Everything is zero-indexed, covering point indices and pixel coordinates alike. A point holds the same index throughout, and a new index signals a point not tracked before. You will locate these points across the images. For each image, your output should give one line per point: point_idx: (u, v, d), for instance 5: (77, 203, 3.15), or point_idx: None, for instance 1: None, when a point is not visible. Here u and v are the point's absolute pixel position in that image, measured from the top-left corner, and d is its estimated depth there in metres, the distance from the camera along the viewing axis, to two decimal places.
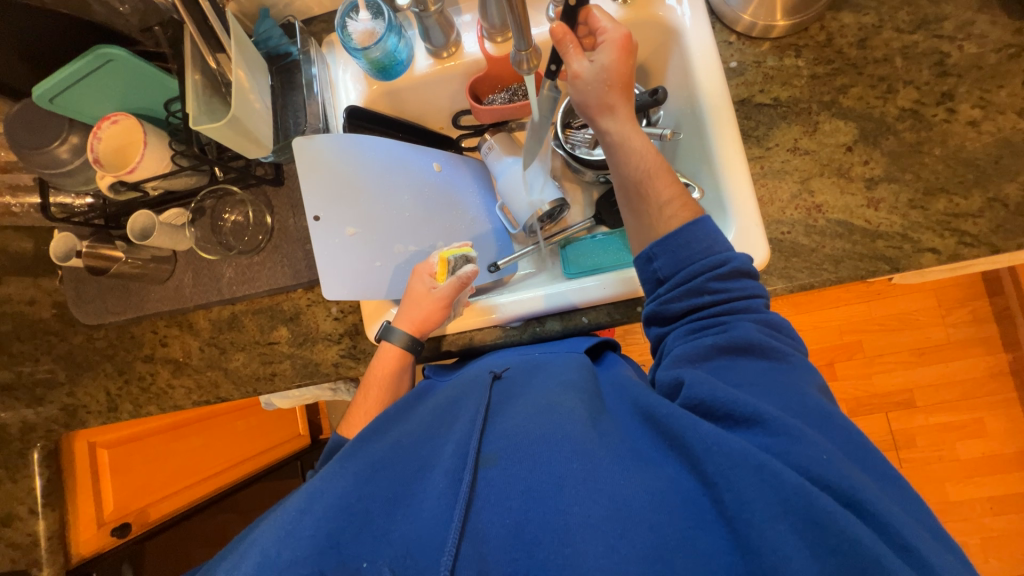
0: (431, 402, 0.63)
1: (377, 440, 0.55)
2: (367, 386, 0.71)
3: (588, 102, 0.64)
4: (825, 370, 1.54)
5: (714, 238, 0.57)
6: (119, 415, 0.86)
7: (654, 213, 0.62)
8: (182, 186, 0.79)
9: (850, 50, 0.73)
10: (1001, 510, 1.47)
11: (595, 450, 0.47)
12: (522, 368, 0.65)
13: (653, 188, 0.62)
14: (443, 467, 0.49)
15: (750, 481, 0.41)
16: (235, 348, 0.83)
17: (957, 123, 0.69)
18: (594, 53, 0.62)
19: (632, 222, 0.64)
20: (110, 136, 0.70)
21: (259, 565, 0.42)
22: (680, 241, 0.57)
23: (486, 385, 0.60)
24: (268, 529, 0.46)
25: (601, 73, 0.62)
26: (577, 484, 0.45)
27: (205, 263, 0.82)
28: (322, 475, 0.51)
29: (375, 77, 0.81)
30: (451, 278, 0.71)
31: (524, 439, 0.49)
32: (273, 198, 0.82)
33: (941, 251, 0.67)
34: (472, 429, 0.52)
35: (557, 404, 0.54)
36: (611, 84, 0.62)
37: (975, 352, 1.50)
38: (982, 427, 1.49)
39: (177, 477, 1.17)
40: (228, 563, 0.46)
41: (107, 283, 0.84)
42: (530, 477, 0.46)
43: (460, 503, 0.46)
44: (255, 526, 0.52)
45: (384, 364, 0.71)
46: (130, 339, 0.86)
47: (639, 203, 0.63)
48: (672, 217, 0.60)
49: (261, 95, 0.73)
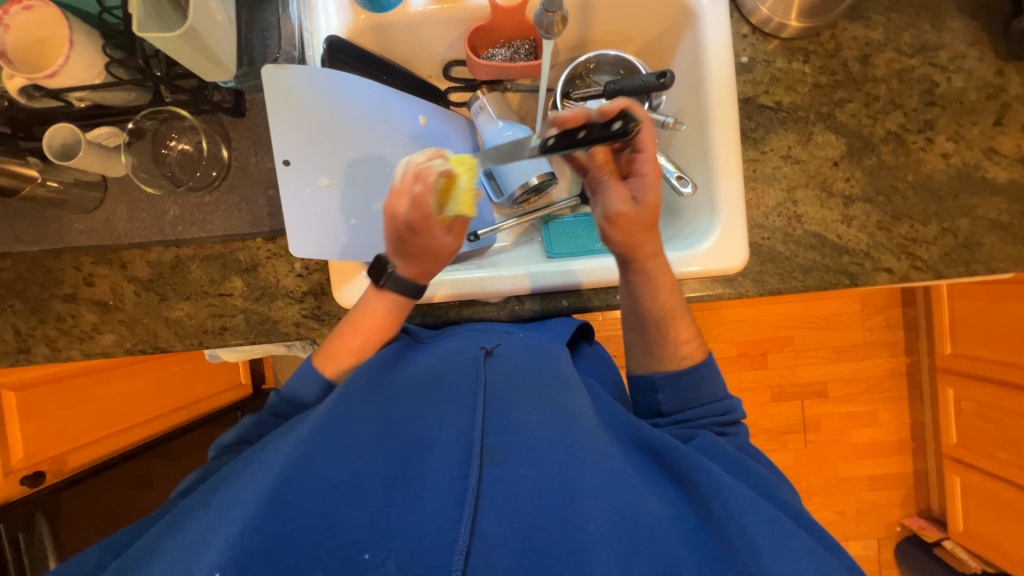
0: (413, 371, 0.62)
1: (371, 415, 0.53)
2: (356, 324, 0.65)
3: (628, 241, 0.62)
4: (758, 359, 1.68)
5: (717, 384, 0.64)
6: (31, 359, 0.75)
7: (669, 347, 0.64)
8: (118, 101, 0.66)
9: (854, 64, 0.74)
10: (877, 486, 1.73)
11: (604, 465, 0.49)
12: (515, 348, 0.65)
13: (674, 328, 0.64)
14: (444, 455, 0.48)
15: (750, 516, 0.45)
16: (178, 296, 0.74)
17: (932, 153, 0.73)
18: (637, 189, 0.62)
19: (640, 347, 0.66)
20: (21, 25, 0.56)
21: (243, 529, 0.40)
22: (689, 382, 0.63)
23: (479, 364, 0.59)
24: (252, 490, 0.44)
25: (642, 214, 0.61)
26: (587, 497, 0.46)
27: (144, 196, 0.71)
28: (310, 438, 0.48)
29: (363, 6, 0.71)
30: (456, 219, 0.63)
31: (531, 442, 0.50)
32: (231, 130, 0.72)
33: (895, 272, 0.72)
34: (475, 420, 0.51)
35: (564, 410, 0.55)
36: (649, 223, 0.62)
37: (883, 353, 1.69)
38: (875, 418, 1.72)
39: (98, 424, 1.08)
40: (198, 520, 0.43)
41: (13, 205, 0.71)
42: (539, 482, 0.47)
43: (468, 500, 0.44)
44: (226, 479, 0.48)
45: (382, 308, 0.65)
46: (47, 275, 0.74)
47: (657, 336, 0.65)
48: (685, 357, 0.64)
49: (225, 6, 0.61)
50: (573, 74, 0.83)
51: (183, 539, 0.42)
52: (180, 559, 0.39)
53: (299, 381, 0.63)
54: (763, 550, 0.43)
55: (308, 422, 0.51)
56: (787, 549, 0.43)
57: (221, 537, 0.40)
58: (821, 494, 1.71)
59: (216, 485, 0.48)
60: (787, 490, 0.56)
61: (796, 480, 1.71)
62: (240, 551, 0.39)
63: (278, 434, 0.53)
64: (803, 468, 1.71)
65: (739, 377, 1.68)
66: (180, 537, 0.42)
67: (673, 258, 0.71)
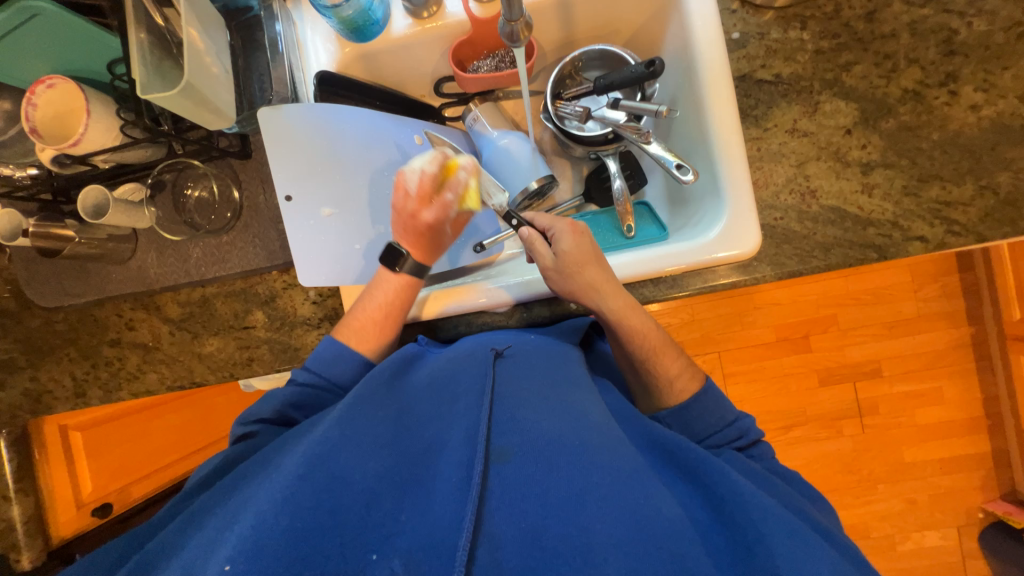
0: (424, 376, 0.62)
1: (381, 417, 0.53)
2: (370, 309, 0.68)
3: (569, 287, 0.65)
4: (800, 343, 1.58)
5: (724, 409, 0.65)
6: (88, 401, 0.81)
7: (666, 386, 0.67)
8: (136, 158, 0.72)
9: (858, 23, 0.70)
10: (950, 469, 1.58)
11: (616, 463, 0.48)
12: (525, 349, 0.64)
13: (661, 366, 0.67)
14: (453, 457, 0.49)
15: (766, 520, 0.46)
16: (208, 332, 0.79)
17: (959, 106, 0.67)
18: (555, 241, 0.68)
19: (642, 387, 0.70)
20: (47, 101, 0.62)
21: (256, 527, 0.40)
22: (695, 413, 0.64)
23: (488, 364, 0.58)
24: (266, 490, 0.44)
25: (566, 257, 0.66)
26: (598, 497, 0.45)
27: (170, 243, 0.77)
28: (323, 439, 0.48)
29: (348, 38, 0.74)
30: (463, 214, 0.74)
31: (542, 442, 0.49)
32: (240, 172, 0.76)
33: (930, 240, 0.67)
34: (480, 418, 0.51)
35: (574, 409, 0.54)
36: (580, 262, 0.65)
37: (942, 325, 1.56)
38: (940, 395, 1.58)
39: (157, 455, 1.19)
40: (213, 520, 0.45)
41: (61, 263, 0.78)
42: (546, 482, 0.46)
43: (472, 499, 0.44)
44: (242, 479, 0.49)
45: (390, 295, 0.69)
46: (94, 323, 0.80)
47: (649, 375, 0.68)
48: (682, 391, 0.66)
49: (219, 58, 0.66)
50: (562, 74, 0.82)
51: (199, 537, 0.43)
52: (197, 558, 0.40)
53: (325, 355, 0.65)
54: (774, 546, 0.44)
55: (322, 423, 0.52)
56: (802, 547, 0.44)
57: (235, 535, 0.40)
58: (887, 482, 1.58)
59: (233, 484, 0.49)
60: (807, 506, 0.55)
61: (857, 468, 1.59)
62: (252, 547, 0.39)
63: (295, 435, 0.53)
64: (864, 455, 1.59)
65: (781, 363, 1.59)
66: (195, 537, 0.43)
67: (678, 252, 0.68)
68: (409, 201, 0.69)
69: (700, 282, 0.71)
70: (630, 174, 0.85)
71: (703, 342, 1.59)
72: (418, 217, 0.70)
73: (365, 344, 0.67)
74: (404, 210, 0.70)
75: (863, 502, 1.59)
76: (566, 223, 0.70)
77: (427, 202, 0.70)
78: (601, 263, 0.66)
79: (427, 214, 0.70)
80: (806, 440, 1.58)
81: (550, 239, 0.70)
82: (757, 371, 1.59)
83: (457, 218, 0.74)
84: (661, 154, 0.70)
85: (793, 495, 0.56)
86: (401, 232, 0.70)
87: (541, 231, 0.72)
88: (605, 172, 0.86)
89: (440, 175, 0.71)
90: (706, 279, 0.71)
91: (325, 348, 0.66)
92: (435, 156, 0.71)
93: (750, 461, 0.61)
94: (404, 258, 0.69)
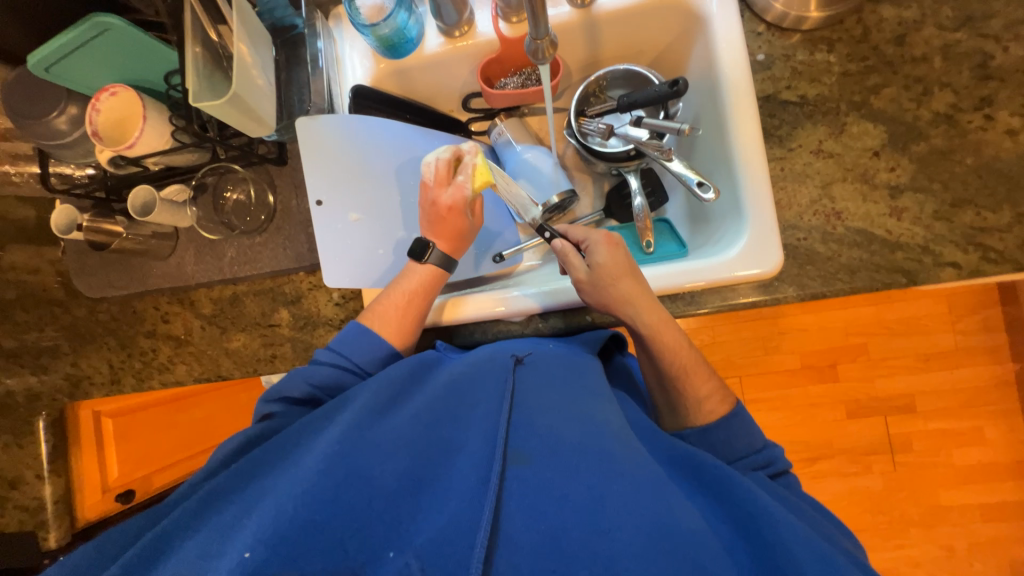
0: (442, 374, 0.61)
1: (400, 415, 0.53)
2: (397, 296, 0.70)
3: (603, 299, 0.66)
4: (827, 371, 1.52)
5: (752, 435, 0.63)
6: (122, 389, 0.85)
7: (693, 405, 0.66)
8: (183, 162, 0.78)
9: (887, 47, 0.69)
10: (992, 517, 1.47)
11: (637, 474, 0.48)
12: (546, 358, 0.64)
13: (690, 386, 0.66)
14: (471, 458, 0.50)
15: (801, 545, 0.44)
16: (236, 328, 0.82)
17: (994, 131, 0.66)
18: (589, 253, 0.68)
19: (665, 402, 0.70)
20: (109, 108, 0.68)
21: (277, 516, 0.42)
22: (722, 434, 0.63)
23: (508, 371, 0.58)
24: (288, 484, 0.45)
25: (601, 269, 0.66)
26: (616, 505, 0.45)
27: (207, 242, 0.81)
28: (342, 437, 0.48)
29: (383, 55, 0.78)
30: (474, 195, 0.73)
31: (561, 447, 0.50)
32: (276, 178, 0.80)
33: (963, 266, 0.64)
34: (499, 423, 0.51)
35: (593, 417, 0.54)
36: (615, 274, 0.65)
37: (982, 360, 1.48)
38: (981, 436, 1.48)
39: (179, 447, 1.22)
40: (237, 504, 0.47)
41: (108, 257, 0.83)
42: (565, 488, 0.47)
43: (489, 500, 0.45)
44: (263, 466, 0.51)
45: (418, 282, 0.71)
46: (133, 315, 0.85)
47: (675, 394, 0.67)
48: (710, 413, 0.65)
49: (264, 71, 0.71)
50: (587, 91, 0.84)
51: (217, 521, 0.45)
52: (213, 544, 0.42)
53: (357, 344, 0.66)
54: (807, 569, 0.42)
55: (343, 418, 0.52)
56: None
57: (257, 525, 0.42)
58: (920, 525, 1.49)
59: (252, 469, 0.50)
60: (835, 534, 0.54)
61: (887, 509, 1.49)
62: (275, 535, 0.40)
63: (314, 426, 0.54)
64: (895, 495, 1.49)
65: (806, 391, 1.53)
66: (211, 521, 0.46)
67: (699, 267, 0.68)
68: (429, 189, 0.72)
69: (719, 300, 0.69)
70: (651, 192, 0.86)
71: (724, 366, 1.55)
72: (439, 204, 0.71)
73: (389, 329, 0.69)
74: (429, 198, 0.72)
75: (894, 545, 1.49)
76: (601, 235, 0.70)
77: (446, 185, 0.72)
78: (636, 275, 0.67)
79: (446, 198, 0.71)
80: (832, 474, 1.51)
81: (584, 252, 0.70)
82: (780, 399, 1.54)
83: (474, 201, 0.74)
84: (682, 171, 0.71)
85: (830, 527, 0.55)
86: (427, 224, 0.73)
87: (574, 244, 0.72)
88: (626, 189, 0.87)
89: (456, 163, 0.73)
90: (724, 297, 0.69)
91: (350, 330, 0.67)
92: (449, 148, 0.74)
93: (780, 488, 0.59)
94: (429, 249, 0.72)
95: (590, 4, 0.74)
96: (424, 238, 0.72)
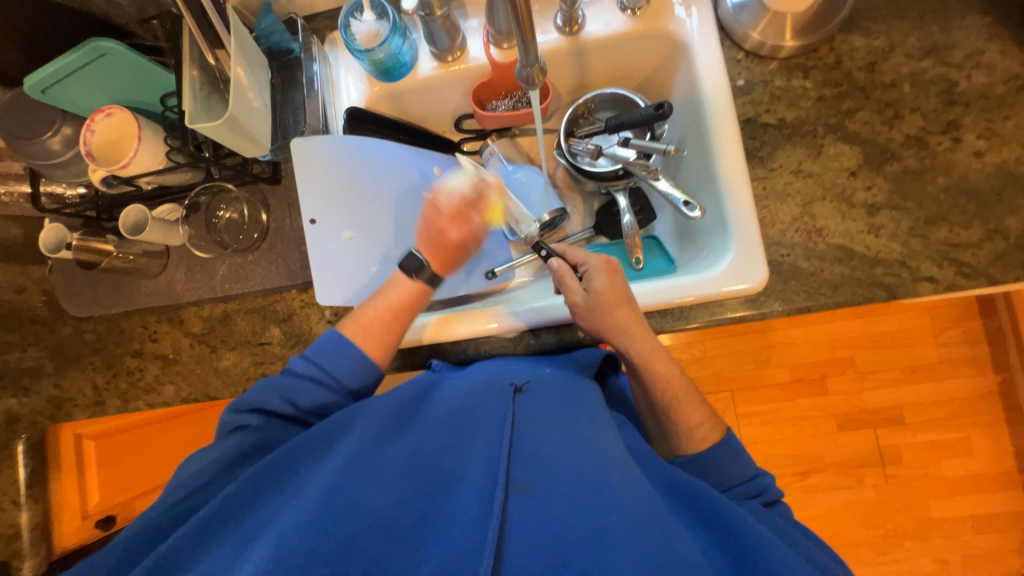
0: (440, 405, 0.61)
1: (400, 447, 0.53)
2: (377, 306, 0.68)
3: (597, 325, 0.66)
4: (816, 384, 1.54)
5: (744, 462, 0.64)
6: (106, 411, 0.82)
7: (684, 433, 0.66)
8: (176, 181, 0.79)
9: (859, 74, 0.73)
10: (983, 528, 1.48)
11: (634, 505, 0.48)
12: (545, 384, 0.63)
13: (679, 413, 0.67)
14: (471, 486, 0.49)
15: (784, 563, 0.47)
16: (226, 346, 0.80)
17: (962, 152, 0.69)
18: (586, 279, 0.68)
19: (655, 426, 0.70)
20: (104, 128, 0.69)
21: (277, 551, 0.41)
22: (713, 464, 0.64)
23: (508, 400, 0.57)
24: (289, 514, 0.44)
25: (597, 296, 0.66)
26: (615, 537, 0.45)
27: (198, 260, 0.81)
28: (344, 468, 0.48)
29: (377, 78, 0.80)
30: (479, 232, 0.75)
31: (558, 477, 0.50)
32: (269, 197, 0.81)
33: (939, 281, 0.67)
34: (500, 454, 0.51)
35: (592, 445, 0.55)
36: (611, 303, 0.66)
37: (966, 371, 1.51)
38: (968, 447, 1.50)
39: (162, 468, 1.20)
40: (234, 538, 0.45)
41: (97, 276, 0.82)
42: (566, 519, 0.47)
43: (492, 533, 0.45)
44: (260, 491, 0.49)
45: (401, 298, 0.69)
46: (120, 334, 0.83)
47: (667, 422, 0.68)
48: (702, 441, 0.65)
49: (260, 93, 0.72)
50: (576, 114, 0.86)
51: (219, 553, 0.44)
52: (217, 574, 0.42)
53: (330, 350, 0.64)
54: None
55: (342, 447, 0.51)
56: None
57: (258, 554, 0.41)
58: (913, 539, 1.49)
59: (250, 497, 0.48)
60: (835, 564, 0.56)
61: (881, 523, 1.49)
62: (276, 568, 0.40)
63: (309, 454, 0.52)
64: (888, 508, 1.50)
65: (797, 405, 1.54)
66: (213, 552, 0.44)
67: (686, 283, 0.70)
68: (440, 215, 0.72)
69: (707, 315, 0.71)
70: (639, 209, 0.88)
71: (716, 380, 1.56)
72: (448, 235, 0.72)
73: (372, 343, 0.66)
74: (438, 227, 0.72)
75: (888, 559, 1.48)
76: (601, 260, 0.69)
77: (458, 220, 0.73)
78: (631, 301, 0.68)
79: (455, 231, 0.72)
80: (825, 488, 1.51)
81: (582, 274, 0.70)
82: (772, 413, 1.55)
83: (480, 237, 0.75)
84: (669, 191, 0.72)
85: (819, 553, 0.55)
86: (424, 243, 0.71)
87: (573, 264, 0.72)
88: (615, 207, 0.89)
89: (474, 199, 0.75)
90: (713, 312, 0.71)
91: (332, 345, 0.64)
92: (470, 180, 0.76)
93: (774, 516, 0.60)
94: (420, 268, 0.70)
95: (577, 31, 0.77)
96: (419, 254, 0.70)
